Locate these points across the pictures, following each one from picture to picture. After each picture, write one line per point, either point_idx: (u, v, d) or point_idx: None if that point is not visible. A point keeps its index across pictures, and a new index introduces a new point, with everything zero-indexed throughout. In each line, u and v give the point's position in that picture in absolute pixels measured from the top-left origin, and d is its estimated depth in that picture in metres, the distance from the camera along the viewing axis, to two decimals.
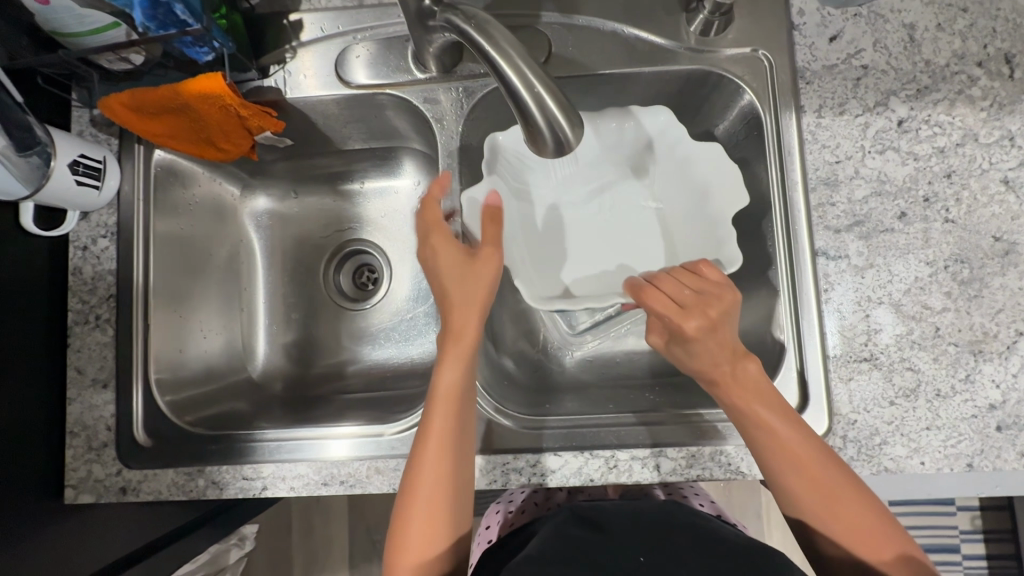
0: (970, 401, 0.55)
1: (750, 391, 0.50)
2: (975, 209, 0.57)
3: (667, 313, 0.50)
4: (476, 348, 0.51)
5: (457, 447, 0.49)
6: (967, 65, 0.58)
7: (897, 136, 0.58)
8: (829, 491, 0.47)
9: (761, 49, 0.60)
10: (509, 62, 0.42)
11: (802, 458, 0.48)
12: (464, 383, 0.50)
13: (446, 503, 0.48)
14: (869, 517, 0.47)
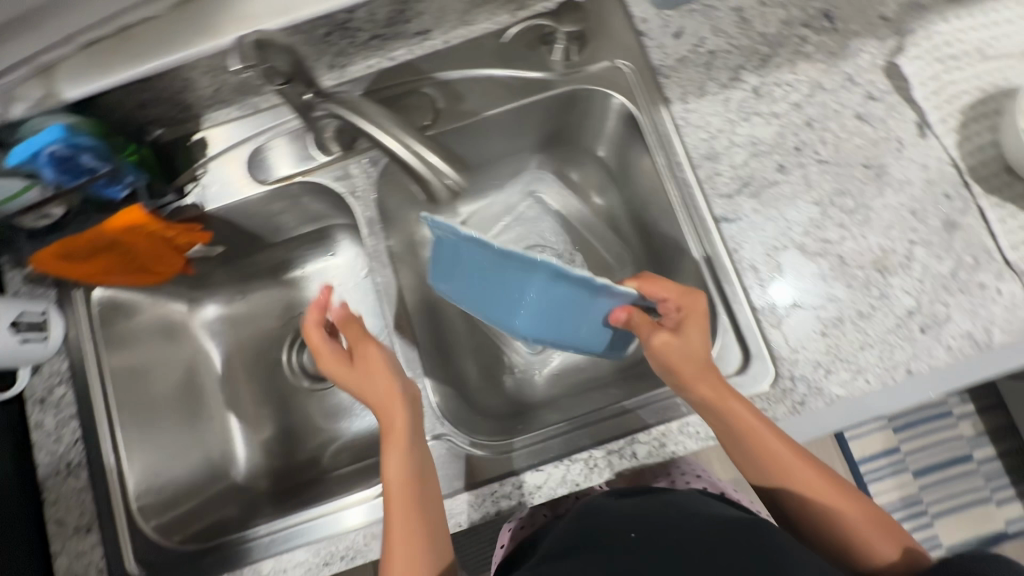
0: (890, 313, 0.60)
1: (739, 415, 0.54)
2: (841, 146, 0.64)
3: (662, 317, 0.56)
4: (414, 431, 0.55)
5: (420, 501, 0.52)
6: (796, 28, 0.66)
7: (757, 102, 0.65)
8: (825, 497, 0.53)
9: (620, 59, 0.67)
10: (389, 132, 0.50)
11: (792, 468, 0.53)
12: (411, 463, 0.53)
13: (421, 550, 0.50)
14: (868, 520, 0.52)
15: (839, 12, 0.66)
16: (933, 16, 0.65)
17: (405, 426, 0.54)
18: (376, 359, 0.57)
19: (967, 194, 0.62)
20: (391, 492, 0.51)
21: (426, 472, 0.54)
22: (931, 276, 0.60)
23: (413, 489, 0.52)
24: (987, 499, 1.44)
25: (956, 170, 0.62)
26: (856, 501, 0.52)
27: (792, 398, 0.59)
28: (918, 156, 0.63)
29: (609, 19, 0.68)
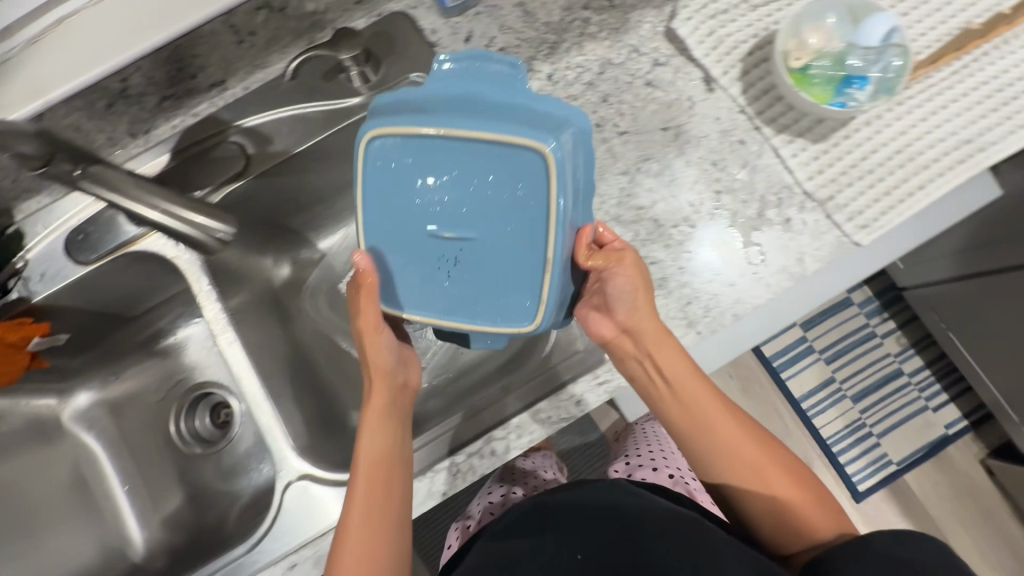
0: (708, 264, 0.62)
1: (686, 384, 0.59)
2: (637, 114, 0.66)
3: (633, 274, 0.56)
4: (391, 416, 0.60)
5: (386, 490, 0.57)
6: (578, 11, 0.68)
7: (553, 89, 0.67)
8: (758, 472, 0.59)
9: (417, 71, 0.68)
10: (128, 197, 0.54)
11: (739, 435, 0.60)
12: (390, 446, 0.58)
13: (380, 535, 0.56)
14: (796, 485, 0.59)
15: None
16: None
17: (382, 406, 0.60)
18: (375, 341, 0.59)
19: (761, 137, 0.64)
20: (358, 472, 0.57)
21: (404, 461, 0.59)
22: (741, 219, 0.63)
23: (382, 471, 0.57)
24: (925, 408, 1.49)
25: (746, 116, 0.65)
26: (786, 474, 0.60)
27: None
28: (710, 110, 0.65)
29: (400, 35, 0.69)
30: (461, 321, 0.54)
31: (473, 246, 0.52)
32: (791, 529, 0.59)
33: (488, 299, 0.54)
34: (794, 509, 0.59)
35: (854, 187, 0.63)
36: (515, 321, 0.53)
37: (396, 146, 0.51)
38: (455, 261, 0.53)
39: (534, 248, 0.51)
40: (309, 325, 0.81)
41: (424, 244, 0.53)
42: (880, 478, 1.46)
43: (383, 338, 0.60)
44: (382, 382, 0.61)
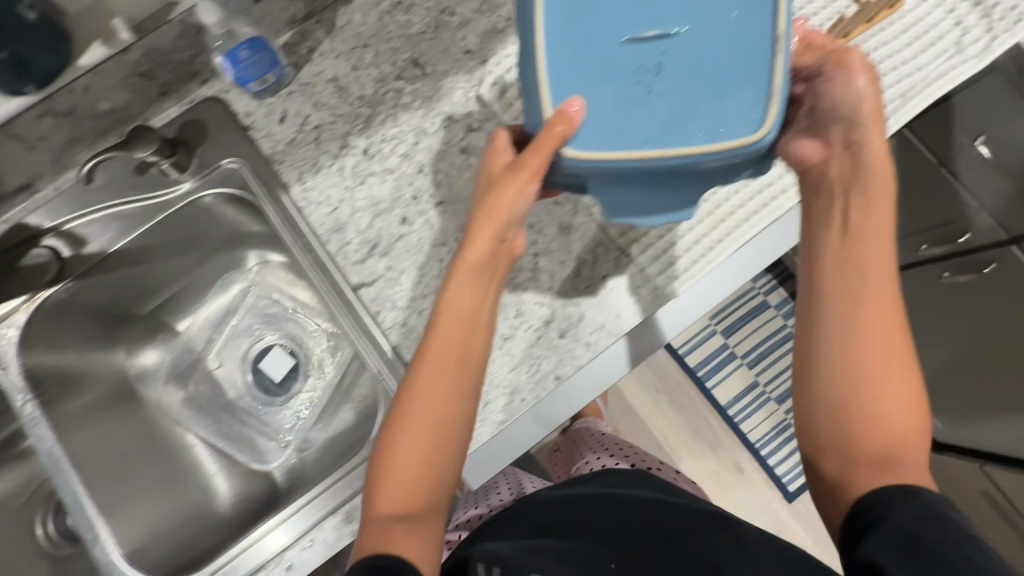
0: (529, 328, 0.63)
1: (872, 224, 0.46)
2: (453, 183, 0.66)
3: (868, 64, 0.46)
4: (478, 275, 0.52)
5: (458, 367, 0.50)
6: (391, 83, 0.69)
7: (369, 164, 0.67)
8: (873, 392, 0.44)
9: (229, 156, 0.67)
10: None
11: (878, 308, 0.45)
12: (473, 307, 0.51)
13: (439, 429, 0.49)
14: (910, 393, 0.44)
15: (426, 57, 0.69)
16: (508, 38, 0.69)
17: (484, 257, 0.51)
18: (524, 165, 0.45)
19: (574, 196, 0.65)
20: (436, 325, 0.51)
21: (478, 349, 0.51)
22: (559, 279, 0.64)
23: (460, 332, 0.51)
24: None
25: None
26: (907, 406, 0.44)
27: None
28: None
29: (212, 121, 0.68)
30: (648, 150, 0.41)
31: (683, 54, 0.41)
32: (865, 475, 0.43)
33: (711, 98, 0.41)
34: (892, 451, 0.43)
35: (668, 237, 0.64)
36: (739, 127, 0.41)
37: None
38: (659, 68, 0.42)
39: (717, 58, 0.41)
40: (168, 414, 0.79)
41: (631, 50, 0.42)
42: None
43: (512, 188, 0.48)
44: (485, 239, 0.51)
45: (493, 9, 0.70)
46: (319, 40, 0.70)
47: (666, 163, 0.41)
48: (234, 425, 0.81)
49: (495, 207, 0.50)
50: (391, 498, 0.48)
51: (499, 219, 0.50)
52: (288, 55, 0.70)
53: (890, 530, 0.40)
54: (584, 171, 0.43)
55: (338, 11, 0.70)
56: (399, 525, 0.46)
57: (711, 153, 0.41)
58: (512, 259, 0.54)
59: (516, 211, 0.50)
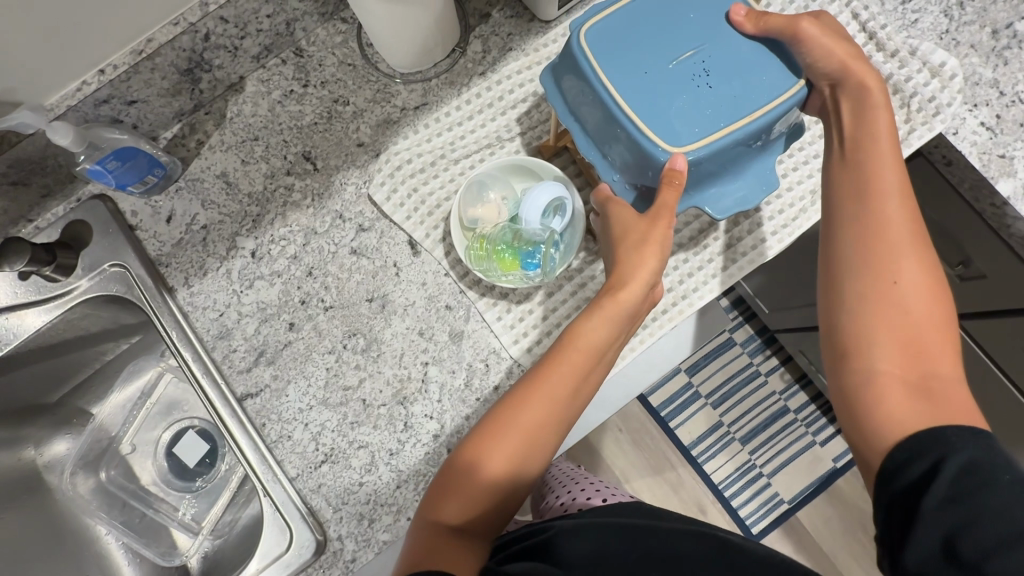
0: (418, 442, 0.60)
1: (886, 146, 0.52)
2: (342, 287, 0.64)
3: (828, 42, 0.54)
4: (631, 310, 0.54)
5: (568, 402, 0.53)
6: (281, 178, 0.66)
7: (257, 266, 0.65)
8: (894, 300, 0.47)
9: (114, 260, 0.66)
10: None
11: (886, 215, 0.49)
12: (610, 338, 0.54)
13: (515, 446, 0.51)
14: (928, 295, 0.47)
15: (317, 150, 0.67)
16: (402, 131, 0.67)
17: (627, 301, 0.54)
18: (660, 206, 0.53)
19: (466, 301, 0.63)
20: (570, 351, 0.53)
21: (596, 382, 0.55)
22: (449, 392, 0.61)
23: (595, 364, 0.54)
24: (812, 443, 1.48)
25: (451, 279, 0.63)
26: (932, 310, 0.47)
27: (342, 559, 0.59)
28: (415, 276, 0.63)
29: (97, 223, 0.66)
30: (736, 123, 0.52)
31: (713, 50, 0.53)
32: (887, 383, 0.45)
33: (747, 83, 0.53)
34: (918, 355, 0.45)
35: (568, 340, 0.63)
36: (785, 81, 0.53)
37: (593, 51, 0.52)
38: (707, 73, 0.52)
39: (743, 58, 0.53)
40: (77, 503, 0.78)
41: (677, 74, 0.52)
42: (772, 518, 1.45)
43: (661, 233, 0.54)
44: (641, 282, 0.54)
45: (388, 98, 0.67)
46: (208, 132, 0.67)
47: (757, 124, 0.52)
48: (147, 513, 0.80)
49: (648, 240, 0.54)
50: (456, 512, 0.49)
51: (655, 254, 0.54)
52: (175, 148, 0.67)
53: (908, 447, 0.42)
54: (699, 159, 0.52)
55: (228, 101, 0.68)
56: (451, 539, 0.48)
57: (775, 109, 0.52)
58: (650, 305, 0.58)
59: (663, 253, 0.55)
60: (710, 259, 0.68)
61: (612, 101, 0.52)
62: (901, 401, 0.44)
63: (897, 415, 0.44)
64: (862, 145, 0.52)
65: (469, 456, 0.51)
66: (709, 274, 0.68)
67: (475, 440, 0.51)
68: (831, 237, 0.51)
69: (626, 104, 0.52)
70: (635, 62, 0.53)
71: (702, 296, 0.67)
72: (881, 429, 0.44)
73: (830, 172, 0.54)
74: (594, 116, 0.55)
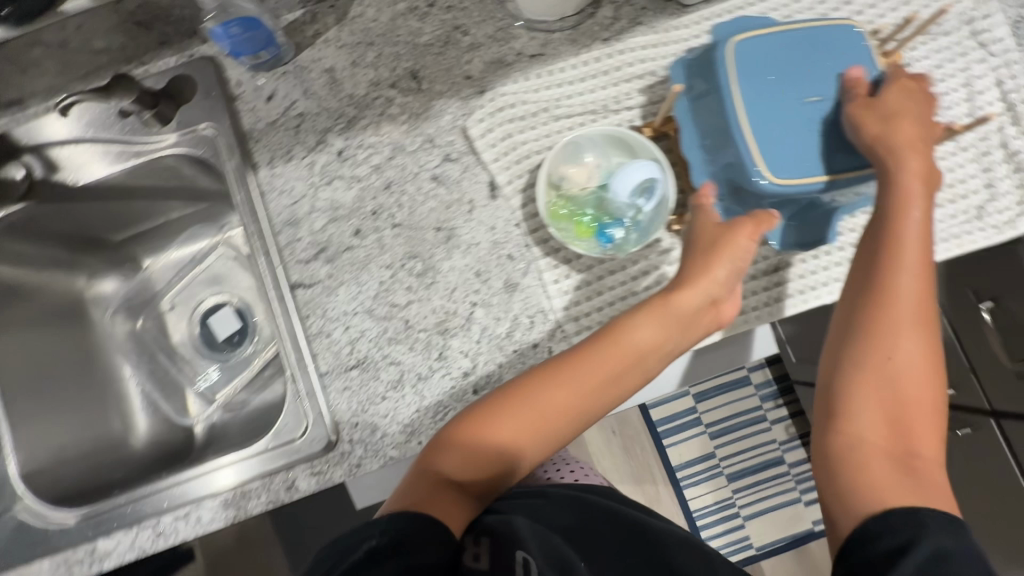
0: (447, 375, 0.62)
1: (917, 224, 0.52)
2: (415, 209, 0.65)
3: (872, 119, 0.53)
4: (681, 321, 0.54)
5: (584, 390, 0.53)
6: (384, 89, 0.67)
7: (340, 166, 0.66)
8: (888, 380, 0.49)
9: (209, 123, 0.68)
10: None
11: (898, 295, 0.50)
12: (652, 343, 0.54)
13: (519, 422, 0.52)
14: (916, 376, 0.49)
15: (425, 72, 0.67)
16: (512, 74, 0.66)
17: (678, 314, 0.54)
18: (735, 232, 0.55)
19: (529, 255, 0.63)
20: (608, 345, 0.54)
21: (632, 386, 0.55)
22: (489, 337, 0.62)
23: (627, 363, 0.54)
24: (797, 499, 1.47)
25: (520, 231, 0.63)
26: (921, 390, 0.49)
27: (349, 461, 0.61)
28: (487, 218, 0.64)
29: (202, 83, 0.68)
30: (828, 173, 0.55)
31: (835, 105, 0.56)
32: (872, 455, 0.48)
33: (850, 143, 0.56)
34: (902, 433, 0.48)
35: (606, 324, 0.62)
36: None
37: (737, 60, 0.55)
38: (821, 123, 0.56)
39: None
40: (111, 341, 0.82)
41: (795, 112, 0.55)
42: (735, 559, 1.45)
43: (732, 255, 0.54)
44: (697, 295, 0.54)
45: (508, 39, 0.67)
46: (328, 26, 0.68)
47: (841, 182, 0.56)
48: (169, 370, 0.83)
49: (713, 257, 0.54)
50: (455, 464, 0.52)
51: (721, 266, 0.54)
52: (293, 33, 0.68)
53: (885, 523, 0.44)
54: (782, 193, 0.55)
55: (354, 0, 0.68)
56: (446, 492, 0.51)
57: (867, 175, 0.55)
58: (715, 326, 0.56)
59: (732, 274, 0.55)
60: (779, 284, 0.64)
61: (738, 109, 0.55)
62: (883, 475, 0.47)
63: (879, 488, 0.46)
64: (895, 226, 0.52)
65: (477, 420, 0.53)
66: (775, 297, 0.64)
67: (481, 408, 0.54)
68: (849, 307, 0.53)
69: (750, 115, 0.55)
70: (766, 88, 0.55)
71: (757, 316, 0.63)
72: (860, 501, 0.47)
73: (858, 248, 0.55)
74: (709, 121, 0.58)
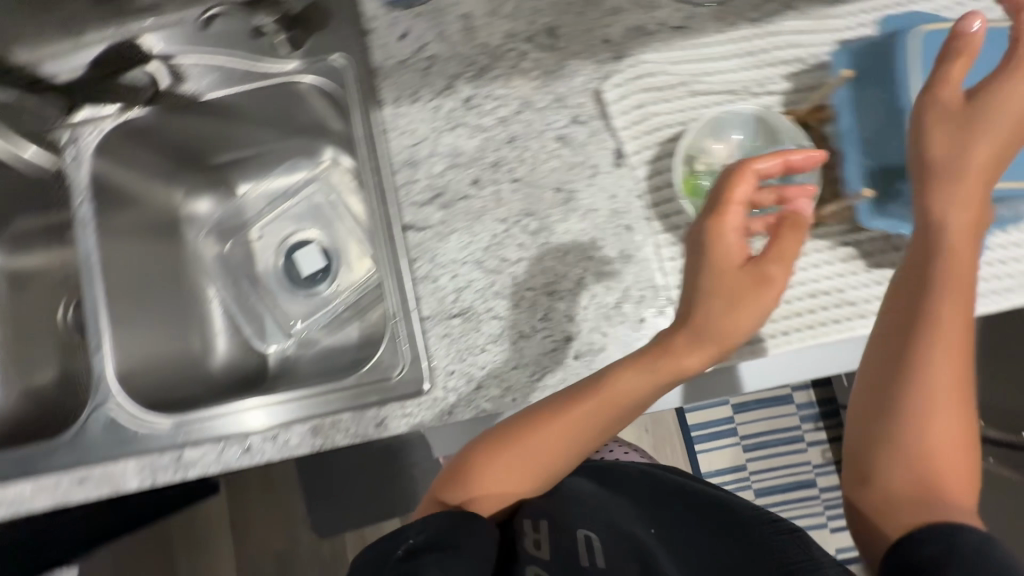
0: (549, 336, 0.61)
1: (964, 245, 0.46)
2: (537, 166, 0.64)
3: (999, 86, 0.46)
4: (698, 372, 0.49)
5: (585, 421, 0.52)
6: (519, 42, 0.66)
7: (465, 113, 0.65)
8: (922, 409, 0.44)
9: (339, 53, 0.67)
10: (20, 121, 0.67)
11: (938, 312, 0.45)
12: (649, 391, 0.50)
13: (520, 447, 0.53)
14: (952, 397, 0.44)
15: (563, 29, 0.66)
16: (653, 42, 0.65)
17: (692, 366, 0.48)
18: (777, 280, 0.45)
19: (648, 228, 0.62)
20: (581, 393, 0.52)
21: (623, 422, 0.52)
22: (597, 305, 0.61)
23: (612, 409, 0.51)
24: (823, 524, 1.45)
25: (641, 203, 0.62)
26: (958, 419, 0.44)
27: (441, 407, 0.61)
28: (609, 185, 0.63)
29: (337, 14, 0.68)
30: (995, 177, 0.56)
31: None
32: (897, 485, 0.43)
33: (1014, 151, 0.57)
34: (936, 458, 0.43)
35: None
36: None
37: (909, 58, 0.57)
38: None
39: None
40: (200, 261, 0.83)
41: None
42: None
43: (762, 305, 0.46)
44: (705, 351, 0.48)
45: (652, 6, 0.65)
46: None
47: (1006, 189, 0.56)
48: (252, 298, 0.84)
49: (720, 323, 0.46)
50: (460, 497, 0.53)
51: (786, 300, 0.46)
52: None
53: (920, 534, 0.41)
54: None
55: None
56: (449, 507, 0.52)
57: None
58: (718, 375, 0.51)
59: (753, 325, 0.46)
60: None
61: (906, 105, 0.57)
62: (909, 496, 0.43)
63: (906, 509, 0.43)
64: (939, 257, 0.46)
65: (490, 447, 0.53)
66: None
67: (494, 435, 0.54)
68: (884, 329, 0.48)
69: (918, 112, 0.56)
70: None
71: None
72: (881, 521, 0.44)
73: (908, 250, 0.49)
74: (872, 114, 0.58)
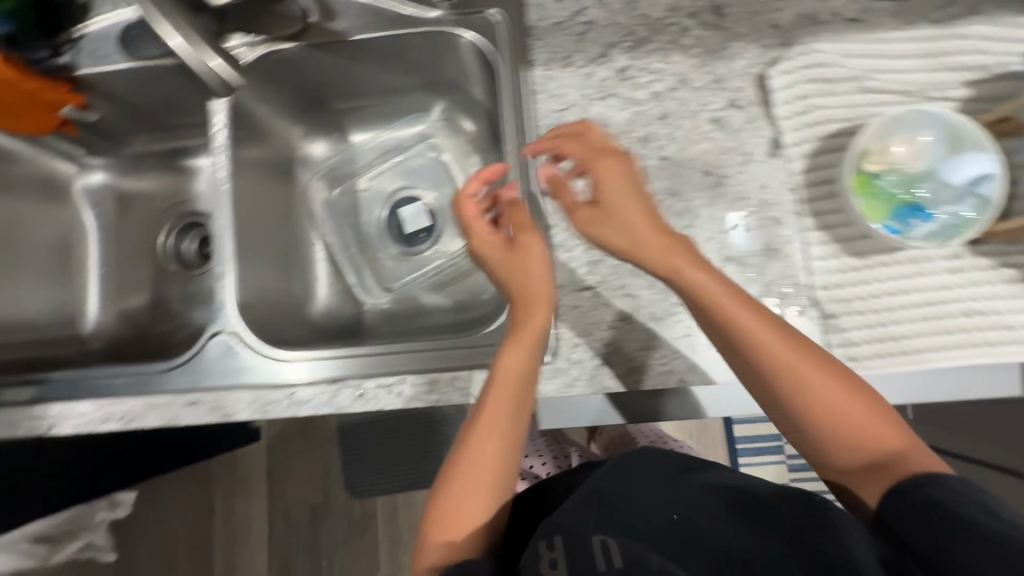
0: (682, 322, 0.59)
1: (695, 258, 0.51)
2: (687, 147, 0.62)
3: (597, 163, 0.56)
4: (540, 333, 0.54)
5: (500, 404, 0.52)
6: (682, 17, 0.64)
7: (618, 84, 0.63)
8: (828, 409, 0.46)
9: (495, 8, 0.66)
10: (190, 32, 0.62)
11: (763, 332, 0.47)
12: (527, 363, 0.53)
13: (473, 456, 0.51)
14: (835, 382, 0.47)
15: (730, 9, 0.63)
16: (824, 33, 0.62)
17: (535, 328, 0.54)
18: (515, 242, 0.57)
19: (797, 223, 0.60)
20: (495, 386, 0.52)
21: (524, 396, 0.53)
22: None
23: (517, 383, 0.52)
24: None
25: (792, 197, 0.60)
26: (833, 398, 0.47)
27: (563, 378, 0.60)
28: (761, 174, 0.61)
29: None
30: None
31: None
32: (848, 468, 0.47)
33: None
34: (862, 438, 0.46)
35: (863, 315, 0.57)
36: None
37: None
38: None
39: None
40: (308, 203, 0.83)
41: None
42: None
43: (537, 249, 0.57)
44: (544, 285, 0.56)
45: None
46: None
47: None
48: (353, 247, 0.83)
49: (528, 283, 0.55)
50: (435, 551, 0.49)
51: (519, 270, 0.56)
52: None
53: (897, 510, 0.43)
54: None
55: None
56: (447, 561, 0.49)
57: None
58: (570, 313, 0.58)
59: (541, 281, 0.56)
60: None
61: None
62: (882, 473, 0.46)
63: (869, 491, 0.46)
64: (716, 320, 0.49)
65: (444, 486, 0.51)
66: None
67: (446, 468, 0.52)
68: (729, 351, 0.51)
69: None
70: None
71: None
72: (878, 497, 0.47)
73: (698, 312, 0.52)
74: None
